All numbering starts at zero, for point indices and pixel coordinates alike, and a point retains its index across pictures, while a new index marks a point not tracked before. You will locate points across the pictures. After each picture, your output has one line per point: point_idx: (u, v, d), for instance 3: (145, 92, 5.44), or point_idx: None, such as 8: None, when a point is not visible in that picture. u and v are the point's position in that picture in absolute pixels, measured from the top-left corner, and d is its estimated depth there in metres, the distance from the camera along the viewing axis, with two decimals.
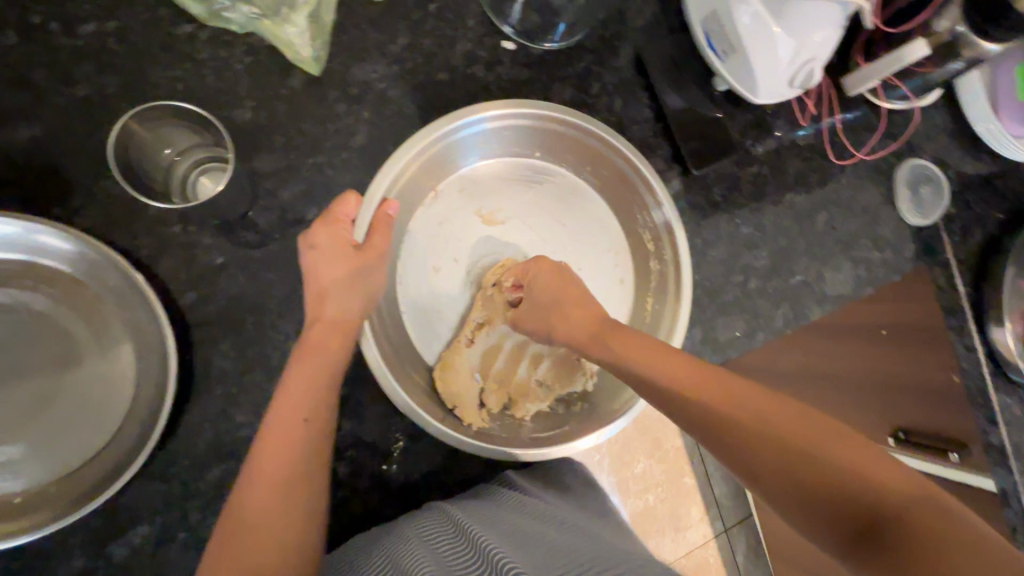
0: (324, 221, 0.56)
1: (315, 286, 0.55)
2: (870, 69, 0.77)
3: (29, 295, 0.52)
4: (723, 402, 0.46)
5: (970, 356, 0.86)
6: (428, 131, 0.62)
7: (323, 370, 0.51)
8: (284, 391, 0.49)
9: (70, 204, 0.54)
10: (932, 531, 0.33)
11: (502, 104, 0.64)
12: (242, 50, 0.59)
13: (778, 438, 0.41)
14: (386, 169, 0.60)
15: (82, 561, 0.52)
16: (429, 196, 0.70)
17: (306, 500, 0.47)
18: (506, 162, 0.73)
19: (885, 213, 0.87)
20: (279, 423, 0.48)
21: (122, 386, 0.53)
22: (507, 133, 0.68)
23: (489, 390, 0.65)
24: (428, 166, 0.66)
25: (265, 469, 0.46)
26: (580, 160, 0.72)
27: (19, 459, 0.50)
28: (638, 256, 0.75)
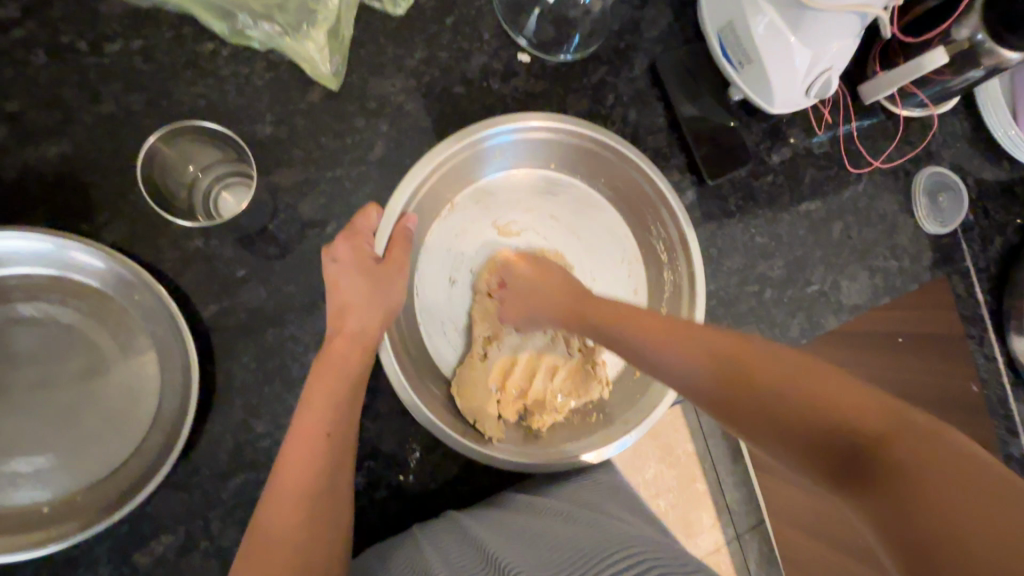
0: (346, 235, 0.57)
1: (337, 300, 0.55)
2: (887, 77, 0.76)
3: (57, 309, 0.53)
4: (715, 362, 0.45)
5: (989, 365, 0.87)
6: (443, 147, 0.62)
7: (342, 386, 0.51)
8: (305, 408, 0.50)
9: (97, 219, 0.55)
10: (930, 459, 0.31)
11: (517, 117, 0.64)
12: (263, 66, 0.60)
13: (770, 389, 0.41)
14: (405, 183, 0.60)
15: (108, 569, 0.53)
16: (445, 209, 0.70)
17: (332, 517, 0.47)
18: (522, 174, 0.73)
19: (903, 221, 0.86)
20: (300, 441, 0.48)
21: (147, 397, 0.54)
22: (522, 146, 0.69)
23: (504, 405, 0.64)
24: (444, 179, 0.66)
25: (290, 488, 0.46)
26: (596, 172, 0.72)
27: (48, 470, 0.51)
28: (652, 268, 0.75)
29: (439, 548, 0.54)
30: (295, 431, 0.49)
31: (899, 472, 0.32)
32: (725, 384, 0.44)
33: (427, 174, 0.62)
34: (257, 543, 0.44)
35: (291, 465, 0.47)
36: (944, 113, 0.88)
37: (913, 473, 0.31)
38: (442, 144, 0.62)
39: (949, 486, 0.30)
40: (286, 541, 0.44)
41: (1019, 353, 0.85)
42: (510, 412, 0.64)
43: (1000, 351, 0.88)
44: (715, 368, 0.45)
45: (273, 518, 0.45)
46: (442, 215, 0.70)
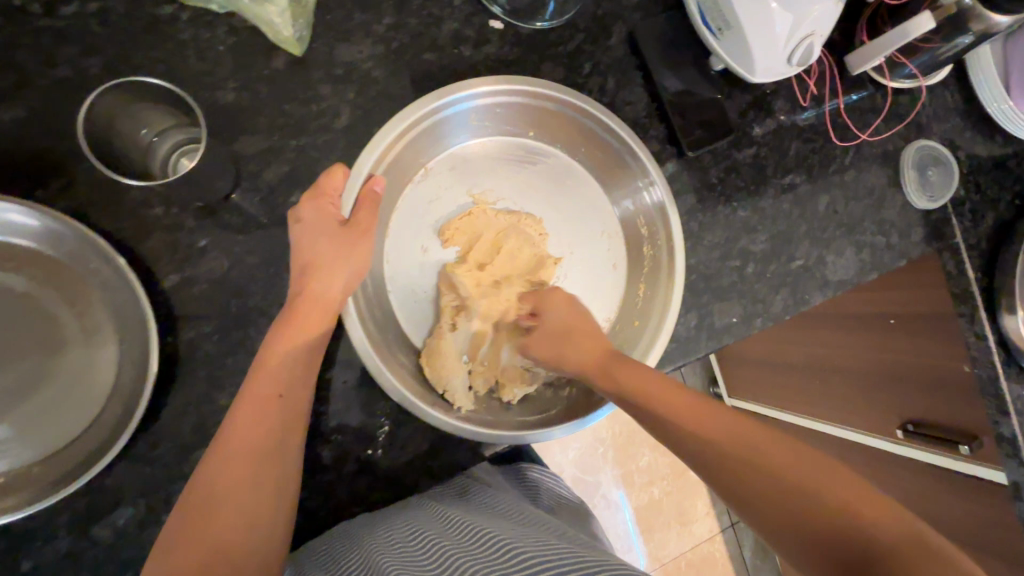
0: (312, 195, 0.56)
1: (300, 265, 0.56)
2: (874, 47, 0.74)
3: (12, 277, 0.52)
4: (727, 445, 0.45)
5: (981, 346, 0.83)
6: (411, 112, 0.61)
7: (301, 349, 0.54)
8: (264, 364, 0.52)
9: (54, 186, 0.54)
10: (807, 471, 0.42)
11: (490, 80, 0.63)
12: (225, 31, 0.59)
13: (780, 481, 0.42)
14: (372, 145, 0.59)
15: (67, 542, 0.52)
16: (418, 174, 0.69)
17: (280, 476, 0.50)
18: (500, 141, 0.72)
19: (891, 196, 0.84)
20: (255, 397, 0.51)
21: (107, 367, 0.54)
22: (498, 111, 0.68)
23: (474, 373, 0.65)
24: (414, 144, 0.65)
25: (238, 440, 0.49)
26: (574, 141, 0.71)
27: (4, 440, 0.51)
28: (632, 242, 0.73)
29: (404, 532, 0.53)
30: (247, 391, 0.51)
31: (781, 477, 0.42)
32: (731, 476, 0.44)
33: (398, 136, 0.61)
34: (194, 497, 0.47)
35: (240, 427, 0.49)
36: (934, 85, 0.86)
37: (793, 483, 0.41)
38: (411, 107, 0.60)
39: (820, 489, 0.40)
40: (227, 503, 0.47)
41: (1010, 331, 0.81)
42: (482, 382, 0.64)
43: (991, 331, 0.83)
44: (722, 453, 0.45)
45: (213, 479, 0.47)
46: (415, 179, 0.69)
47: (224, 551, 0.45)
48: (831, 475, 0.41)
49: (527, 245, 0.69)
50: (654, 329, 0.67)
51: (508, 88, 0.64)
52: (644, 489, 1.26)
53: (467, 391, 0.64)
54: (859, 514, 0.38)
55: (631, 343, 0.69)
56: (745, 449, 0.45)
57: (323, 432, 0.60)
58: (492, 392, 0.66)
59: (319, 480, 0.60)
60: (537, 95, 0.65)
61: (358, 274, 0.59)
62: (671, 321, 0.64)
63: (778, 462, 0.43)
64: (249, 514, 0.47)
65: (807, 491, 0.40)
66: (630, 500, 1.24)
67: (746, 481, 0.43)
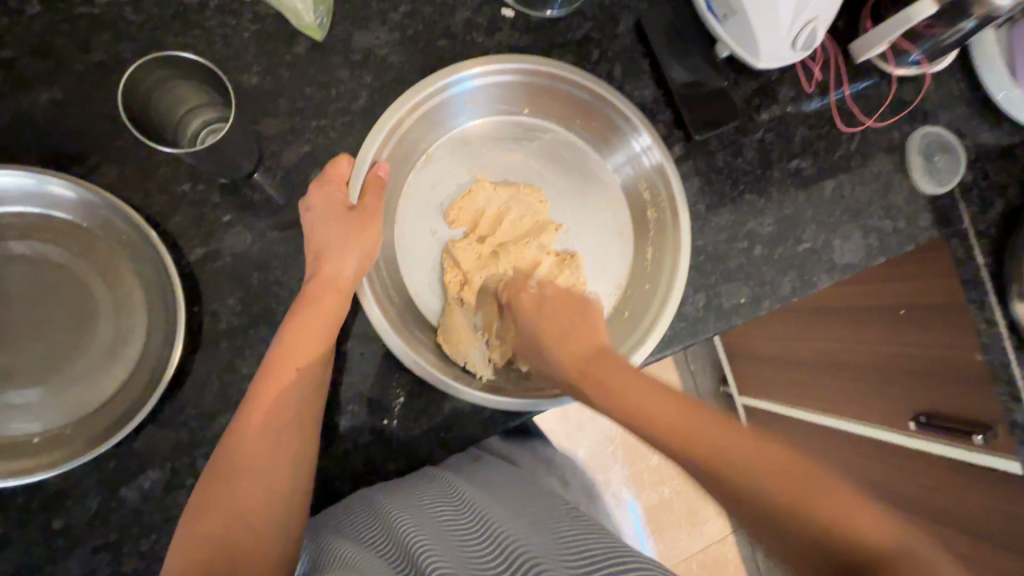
0: (319, 182, 0.59)
1: (315, 244, 0.58)
2: (877, 33, 0.76)
3: (49, 248, 0.55)
4: (704, 444, 0.45)
5: (991, 332, 0.82)
6: (412, 93, 0.64)
7: (316, 319, 0.56)
8: (284, 337, 0.55)
9: (89, 163, 0.57)
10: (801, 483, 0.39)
11: (477, 61, 0.66)
12: (249, 18, 0.62)
13: (759, 482, 0.41)
14: (375, 132, 0.62)
15: (97, 503, 0.55)
16: (422, 159, 0.72)
17: (298, 449, 0.52)
18: (498, 121, 0.75)
19: (898, 181, 0.85)
20: (274, 370, 0.53)
21: (136, 334, 0.56)
22: (492, 91, 0.70)
23: (494, 347, 0.66)
24: (418, 125, 0.68)
25: (261, 414, 0.51)
26: (570, 114, 0.74)
27: (39, 402, 0.53)
28: (637, 210, 0.75)
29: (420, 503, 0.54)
30: (267, 364, 0.54)
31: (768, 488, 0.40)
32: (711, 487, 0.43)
33: (401, 116, 0.64)
34: (219, 465, 0.49)
35: (260, 398, 0.52)
36: (939, 72, 0.87)
37: (785, 496, 0.39)
38: (412, 88, 0.64)
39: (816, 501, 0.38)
40: (252, 475, 0.49)
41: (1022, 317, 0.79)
42: (500, 353, 0.66)
43: (1001, 317, 0.82)
44: (695, 451, 0.45)
45: (236, 450, 0.50)
46: (419, 164, 0.71)
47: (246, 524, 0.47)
48: (808, 473, 0.40)
49: (529, 215, 0.71)
50: (665, 287, 0.69)
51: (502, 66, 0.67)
52: (654, 484, 1.25)
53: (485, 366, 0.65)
54: (844, 515, 0.37)
55: (641, 305, 0.71)
56: (718, 450, 0.44)
57: (340, 403, 0.62)
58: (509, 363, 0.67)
59: (336, 449, 0.61)
60: (531, 71, 0.68)
61: (372, 249, 0.61)
62: (682, 277, 0.67)
63: (753, 466, 0.42)
64: (268, 486, 0.50)
65: (798, 504, 0.39)
66: (640, 496, 1.24)
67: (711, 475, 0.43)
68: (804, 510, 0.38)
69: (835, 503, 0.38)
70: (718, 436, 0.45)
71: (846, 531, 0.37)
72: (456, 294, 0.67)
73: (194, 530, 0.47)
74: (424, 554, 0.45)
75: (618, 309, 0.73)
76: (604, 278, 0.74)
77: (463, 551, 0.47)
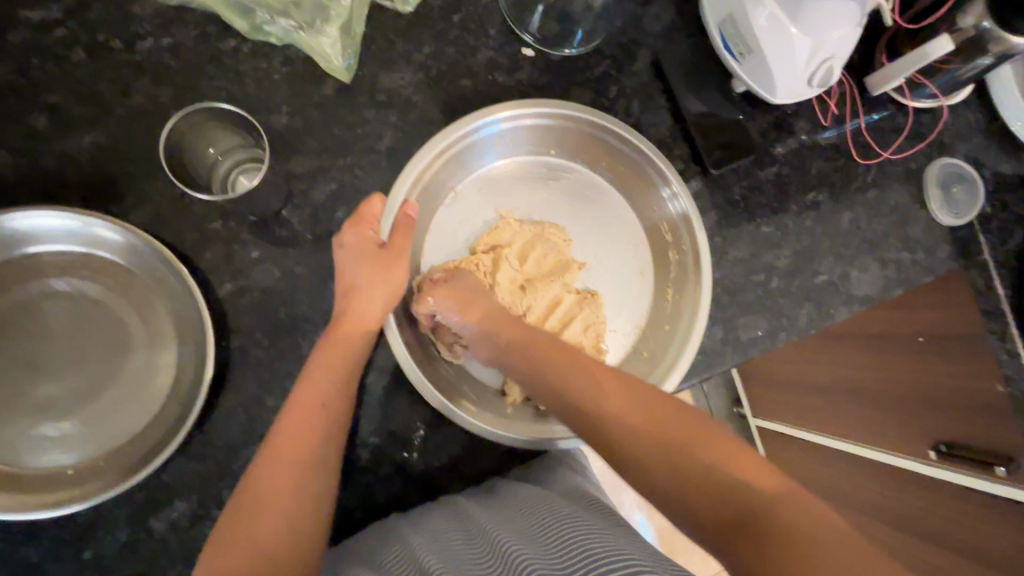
0: (354, 222, 0.61)
1: (344, 281, 0.60)
2: (893, 68, 0.76)
3: (87, 284, 0.57)
4: (630, 417, 0.50)
5: (1014, 363, 0.81)
6: (442, 138, 0.65)
7: (342, 353, 0.58)
8: (310, 374, 0.56)
9: (126, 202, 0.60)
10: (654, 420, 0.49)
11: (507, 105, 0.67)
12: (280, 61, 0.64)
13: (679, 446, 0.46)
14: (405, 175, 0.64)
15: (126, 533, 0.56)
16: (449, 197, 0.73)
17: (321, 480, 0.53)
18: (524, 161, 0.76)
19: (915, 213, 0.85)
20: (300, 407, 0.54)
21: (167, 368, 0.58)
22: (520, 131, 0.71)
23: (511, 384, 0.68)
24: (447, 166, 0.69)
25: (286, 449, 0.53)
26: (594, 156, 0.75)
27: (74, 435, 0.55)
28: (658, 251, 0.76)
29: (433, 534, 0.55)
30: (294, 400, 0.55)
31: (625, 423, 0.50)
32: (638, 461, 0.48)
33: (431, 160, 0.65)
34: (245, 499, 0.50)
35: (287, 431, 0.53)
36: (956, 105, 0.87)
37: (636, 427, 0.49)
38: (442, 133, 0.65)
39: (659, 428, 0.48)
40: (276, 506, 0.50)
41: None
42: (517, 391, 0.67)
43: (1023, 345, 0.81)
44: (625, 421, 0.50)
45: (262, 479, 0.51)
46: (445, 201, 0.73)
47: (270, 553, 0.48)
48: (716, 438, 0.46)
49: (553, 253, 0.72)
50: (683, 333, 0.69)
51: (531, 109, 0.68)
52: None
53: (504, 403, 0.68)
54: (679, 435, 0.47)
55: (661, 345, 0.72)
56: (642, 420, 0.49)
57: (362, 435, 0.63)
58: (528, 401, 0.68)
59: (357, 482, 0.62)
60: (559, 115, 0.70)
61: (398, 285, 0.62)
62: (700, 325, 0.68)
63: (685, 439, 0.47)
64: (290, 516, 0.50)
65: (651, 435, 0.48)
66: (652, 519, 1.23)
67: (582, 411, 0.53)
68: (729, 480, 0.43)
69: (735, 459, 0.45)
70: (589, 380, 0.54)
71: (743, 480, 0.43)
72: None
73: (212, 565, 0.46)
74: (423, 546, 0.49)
75: (636, 349, 0.74)
76: (626, 316, 0.75)
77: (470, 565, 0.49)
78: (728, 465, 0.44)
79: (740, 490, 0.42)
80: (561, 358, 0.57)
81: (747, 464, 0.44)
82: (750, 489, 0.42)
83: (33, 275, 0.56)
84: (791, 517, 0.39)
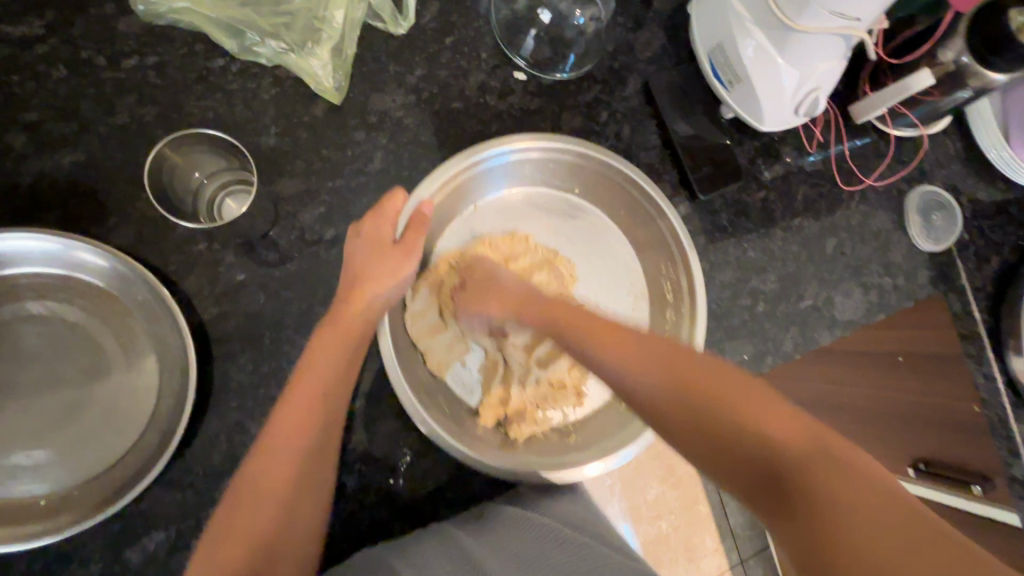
0: (374, 213, 0.60)
1: (351, 269, 0.59)
2: (876, 98, 0.78)
3: (65, 307, 0.55)
4: (642, 362, 0.48)
5: (988, 386, 0.83)
6: (473, 153, 0.66)
7: (342, 349, 0.56)
8: (308, 370, 0.54)
9: (107, 223, 0.58)
10: (673, 366, 0.47)
11: (537, 136, 0.68)
12: (270, 81, 0.63)
13: (708, 403, 0.43)
14: (431, 179, 0.64)
15: (100, 565, 0.54)
16: (468, 210, 0.74)
17: (315, 488, 0.53)
18: (547, 193, 0.76)
19: (896, 240, 0.87)
20: (295, 406, 0.52)
21: (146, 395, 0.56)
22: (551, 165, 0.73)
23: (485, 407, 0.67)
24: (472, 178, 0.70)
25: (276, 449, 0.51)
26: (615, 206, 0.75)
27: (47, 464, 0.53)
28: (656, 310, 0.76)
29: (425, 559, 0.54)
30: (291, 392, 0.53)
31: (637, 366, 0.48)
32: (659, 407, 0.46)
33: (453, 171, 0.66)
34: (242, 494, 0.49)
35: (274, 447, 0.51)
36: (935, 134, 0.89)
37: (649, 372, 0.47)
38: (472, 149, 0.66)
39: (677, 371, 0.46)
40: (272, 510, 0.49)
41: (1018, 373, 0.81)
42: (490, 415, 0.67)
43: (1000, 372, 0.84)
44: (652, 379, 0.46)
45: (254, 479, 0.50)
46: (463, 211, 0.73)
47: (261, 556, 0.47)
48: (745, 391, 0.43)
49: (557, 283, 0.72)
50: None
51: (565, 145, 0.70)
52: (650, 523, 1.18)
53: (475, 424, 0.67)
54: (698, 380, 0.44)
55: None
56: (661, 372, 0.46)
57: (347, 462, 0.62)
58: (500, 427, 0.68)
59: (342, 509, 0.61)
60: (589, 156, 0.70)
61: (390, 303, 0.61)
62: None
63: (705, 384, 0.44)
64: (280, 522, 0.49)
65: (664, 379, 0.46)
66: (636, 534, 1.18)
67: (599, 354, 0.50)
68: (757, 436, 0.41)
69: (761, 410, 0.42)
70: (601, 329, 0.52)
71: (767, 429, 0.41)
72: (457, 338, 0.69)
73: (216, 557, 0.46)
74: None
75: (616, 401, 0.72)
76: None
77: None
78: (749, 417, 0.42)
79: (767, 442, 0.40)
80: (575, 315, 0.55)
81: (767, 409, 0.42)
82: (777, 444, 0.40)
83: (7, 298, 0.54)
84: (823, 472, 0.37)
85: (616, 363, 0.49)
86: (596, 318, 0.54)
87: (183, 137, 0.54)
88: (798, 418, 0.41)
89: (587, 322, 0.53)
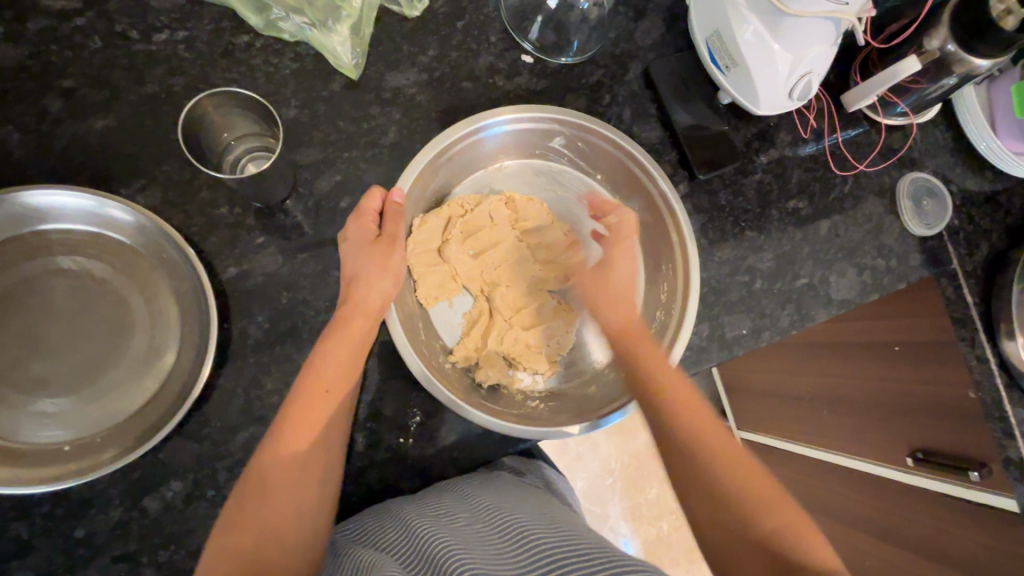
0: (358, 214, 0.63)
1: (371, 208, 0.64)
2: (866, 86, 0.81)
3: (93, 263, 0.58)
4: (706, 437, 0.57)
5: (981, 367, 0.83)
6: (504, 112, 0.70)
7: (354, 336, 0.59)
8: (321, 356, 0.57)
9: (136, 185, 0.61)
10: (734, 456, 0.56)
11: (571, 114, 0.72)
12: (291, 57, 0.67)
13: (748, 495, 0.53)
14: (451, 130, 0.67)
15: (119, 512, 0.56)
16: (493, 166, 0.79)
17: (326, 468, 0.54)
18: (572, 174, 0.82)
19: (889, 223, 0.89)
20: (304, 391, 0.55)
21: (167, 347, 0.58)
22: (579, 145, 0.76)
23: (460, 346, 0.70)
24: (503, 140, 0.75)
25: (289, 432, 0.53)
26: (630, 199, 0.80)
27: (70, 412, 0.55)
28: (650, 305, 0.79)
29: (436, 517, 0.55)
30: (303, 382, 0.56)
31: (704, 434, 0.57)
32: (709, 470, 0.55)
33: (478, 124, 0.69)
34: (254, 480, 0.51)
35: (289, 426, 0.54)
36: (924, 123, 0.92)
37: (710, 447, 0.57)
38: (500, 110, 0.69)
39: (734, 463, 0.55)
40: (285, 492, 0.51)
41: (1011, 355, 0.82)
42: (463, 355, 0.70)
43: (992, 354, 0.83)
44: (712, 451, 0.56)
45: (270, 458, 0.52)
46: (488, 165, 0.78)
47: (271, 534, 0.49)
48: (787, 510, 0.52)
49: (553, 252, 0.76)
50: None
51: (590, 127, 0.73)
52: (651, 521, 1.20)
53: (446, 360, 0.70)
54: (747, 477, 0.54)
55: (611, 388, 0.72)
56: (722, 452, 0.56)
57: (358, 420, 0.64)
58: (470, 370, 0.70)
59: (352, 465, 0.63)
60: (613, 145, 0.73)
61: (392, 271, 0.64)
62: None
63: (752, 482, 0.54)
64: (295, 500, 0.51)
65: (715, 454, 0.56)
66: (636, 533, 1.18)
67: (675, 410, 0.59)
68: (780, 537, 0.50)
69: (795, 526, 0.51)
70: (684, 396, 0.61)
71: (800, 546, 0.49)
72: (450, 278, 0.72)
73: (224, 546, 0.48)
74: (441, 547, 0.49)
75: (585, 382, 0.74)
76: (594, 343, 0.76)
77: (482, 544, 0.50)
78: (782, 524, 0.51)
79: (794, 547, 0.49)
80: (670, 378, 0.62)
81: (809, 537, 0.50)
82: (802, 552, 0.49)
83: (40, 252, 0.57)
84: None
85: (687, 424, 0.58)
86: (688, 390, 0.62)
87: (229, 96, 0.57)
88: (828, 549, 0.50)
89: (675, 386, 0.61)
